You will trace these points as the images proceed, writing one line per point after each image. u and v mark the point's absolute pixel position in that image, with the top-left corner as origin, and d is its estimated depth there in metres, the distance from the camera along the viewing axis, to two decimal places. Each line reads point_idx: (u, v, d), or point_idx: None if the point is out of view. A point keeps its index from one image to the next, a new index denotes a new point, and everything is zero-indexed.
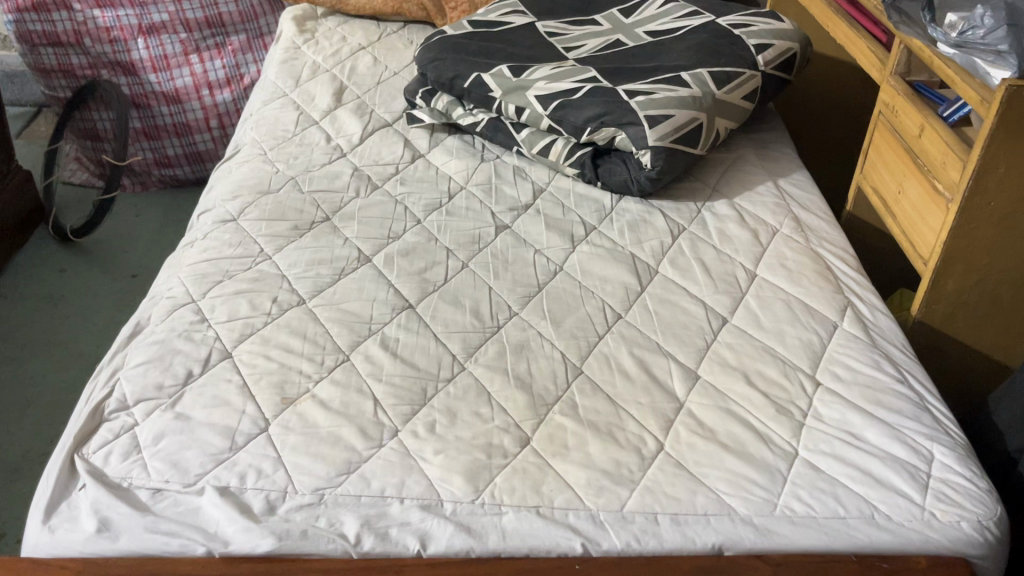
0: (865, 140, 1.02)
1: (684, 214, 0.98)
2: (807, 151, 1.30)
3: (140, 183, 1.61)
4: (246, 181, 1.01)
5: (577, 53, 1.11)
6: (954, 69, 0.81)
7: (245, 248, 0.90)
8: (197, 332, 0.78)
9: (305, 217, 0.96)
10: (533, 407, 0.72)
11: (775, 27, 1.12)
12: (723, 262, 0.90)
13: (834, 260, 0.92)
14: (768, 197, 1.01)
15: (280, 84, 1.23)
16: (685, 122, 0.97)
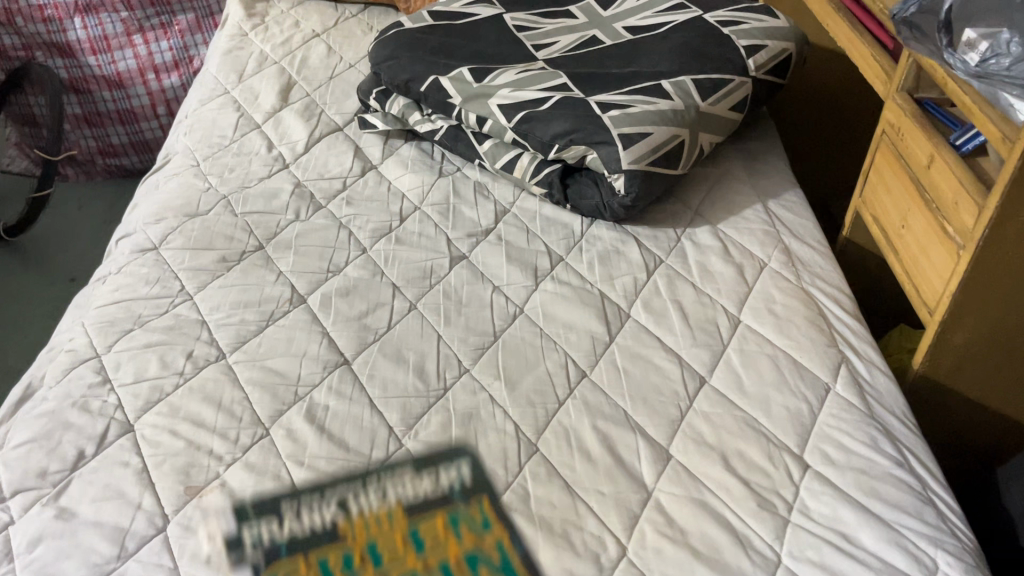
0: (865, 158, 0.91)
1: (663, 244, 0.88)
2: (799, 151, 1.19)
3: (84, 174, 1.48)
4: (172, 201, 0.90)
5: (547, 52, 1.00)
6: (959, 82, 0.70)
7: (163, 286, 0.80)
8: (95, 400, 0.68)
9: (235, 246, 0.85)
10: (476, 496, 0.63)
11: (769, 25, 1.00)
12: (703, 305, 0.80)
13: (827, 303, 0.81)
14: (756, 223, 0.90)
15: (221, 79, 1.11)
16: (665, 141, 0.86)
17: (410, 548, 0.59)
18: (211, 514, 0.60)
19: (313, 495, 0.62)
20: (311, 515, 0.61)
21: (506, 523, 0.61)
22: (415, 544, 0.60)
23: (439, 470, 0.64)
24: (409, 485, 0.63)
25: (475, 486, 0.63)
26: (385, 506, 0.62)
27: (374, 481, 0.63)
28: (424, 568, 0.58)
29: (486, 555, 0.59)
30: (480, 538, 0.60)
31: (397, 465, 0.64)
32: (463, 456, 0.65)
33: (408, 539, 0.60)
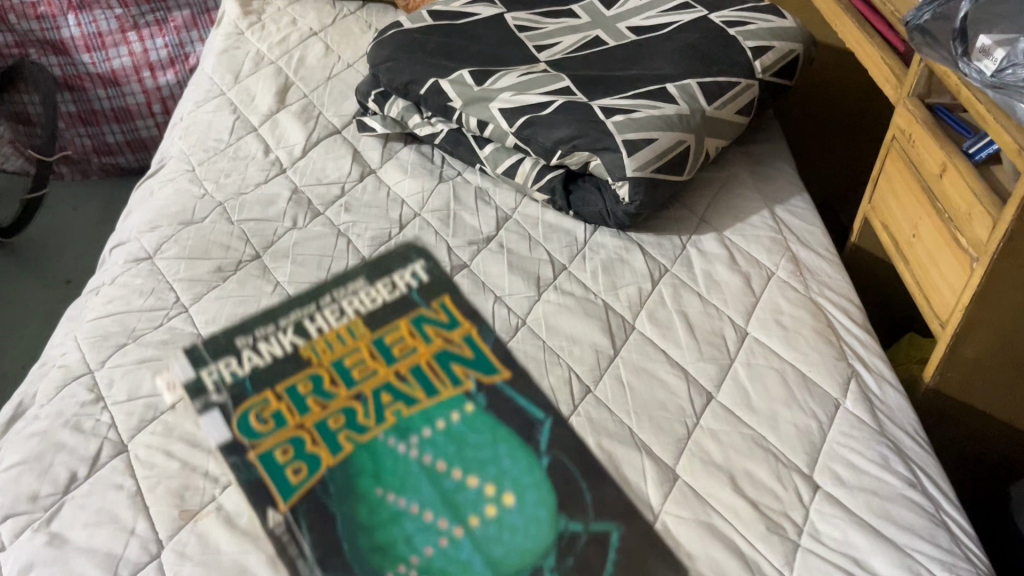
0: (875, 164, 0.89)
1: (668, 252, 0.86)
2: (803, 152, 1.17)
3: (80, 172, 1.47)
4: (166, 208, 0.88)
5: (549, 54, 0.98)
6: (971, 89, 0.67)
7: (157, 297, 0.78)
8: (88, 419, 0.67)
9: (231, 255, 0.83)
10: (432, 298, 0.79)
11: (776, 25, 0.98)
12: (709, 316, 0.79)
13: (836, 314, 0.80)
14: (763, 230, 0.88)
15: (217, 79, 1.09)
16: (670, 146, 0.85)
17: (380, 344, 0.74)
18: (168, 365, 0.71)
19: (274, 322, 0.75)
20: (275, 338, 0.73)
21: (445, 290, 0.80)
22: (379, 347, 0.73)
23: (391, 275, 0.81)
24: (365, 296, 0.78)
25: (432, 287, 0.80)
26: (351, 317, 0.76)
27: (331, 296, 0.78)
28: (395, 377, 0.70)
29: (446, 352, 0.73)
30: (442, 334, 0.75)
31: (354, 278, 0.80)
32: (411, 261, 0.83)
33: (375, 346, 0.73)
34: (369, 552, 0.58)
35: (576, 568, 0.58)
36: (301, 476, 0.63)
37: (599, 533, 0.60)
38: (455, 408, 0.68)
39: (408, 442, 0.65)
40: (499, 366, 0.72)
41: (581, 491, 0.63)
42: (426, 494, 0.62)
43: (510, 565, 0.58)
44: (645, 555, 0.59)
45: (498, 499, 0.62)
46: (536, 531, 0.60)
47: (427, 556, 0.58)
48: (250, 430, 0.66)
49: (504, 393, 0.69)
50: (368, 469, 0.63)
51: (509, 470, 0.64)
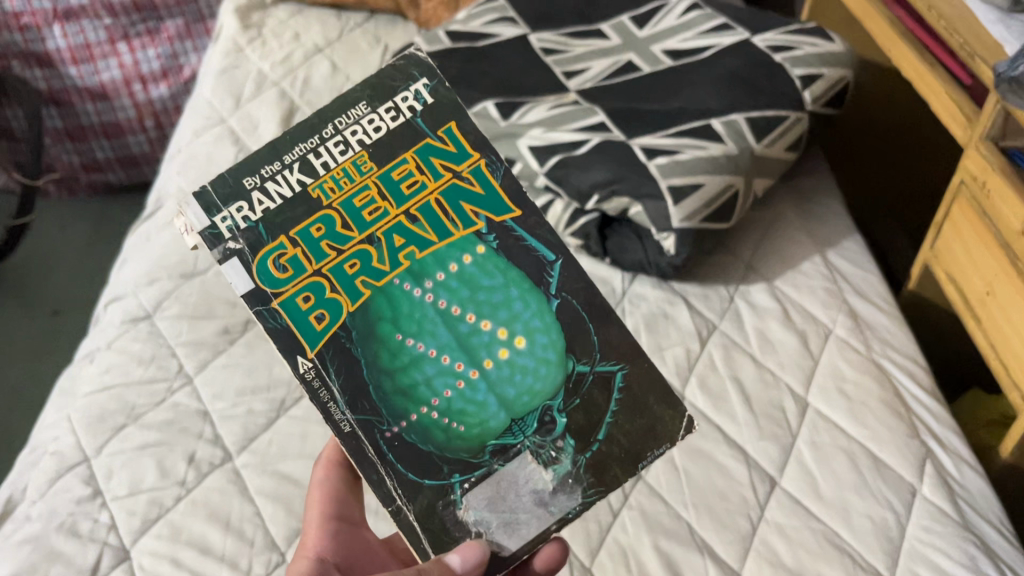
0: (939, 206, 0.81)
1: (714, 305, 0.79)
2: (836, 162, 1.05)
3: (67, 190, 1.39)
4: (165, 258, 0.81)
5: (579, 82, 0.91)
6: None
7: (159, 366, 0.71)
8: (84, 521, 0.60)
9: (238, 313, 0.76)
10: None
11: (824, 49, 0.90)
12: (766, 384, 0.72)
13: (902, 379, 0.73)
14: (816, 279, 0.81)
15: (216, 104, 1.01)
16: (717, 193, 0.78)
17: (388, 179, 0.48)
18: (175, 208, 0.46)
19: (277, 157, 0.47)
20: (281, 177, 0.47)
21: (454, 108, 0.49)
22: (389, 184, 0.48)
23: (391, 95, 0.48)
24: (367, 123, 0.48)
25: (434, 106, 0.49)
26: (357, 148, 0.48)
27: (333, 123, 0.48)
28: (406, 219, 0.48)
29: (461, 183, 0.48)
30: (453, 167, 0.48)
31: (351, 101, 0.48)
32: (413, 69, 0.49)
33: (384, 182, 0.48)
34: (393, 394, 0.46)
35: (586, 424, 0.48)
36: (326, 324, 0.46)
37: (606, 372, 0.48)
38: (468, 246, 0.48)
39: (426, 283, 0.48)
40: (511, 200, 0.48)
41: (586, 329, 0.49)
42: (443, 338, 0.47)
43: (521, 402, 0.47)
44: (642, 395, 0.49)
45: (510, 343, 0.48)
46: (545, 374, 0.48)
47: (445, 399, 0.47)
48: (272, 276, 0.46)
49: (510, 228, 0.48)
50: (385, 310, 0.47)
51: (523, 311, 0.48)
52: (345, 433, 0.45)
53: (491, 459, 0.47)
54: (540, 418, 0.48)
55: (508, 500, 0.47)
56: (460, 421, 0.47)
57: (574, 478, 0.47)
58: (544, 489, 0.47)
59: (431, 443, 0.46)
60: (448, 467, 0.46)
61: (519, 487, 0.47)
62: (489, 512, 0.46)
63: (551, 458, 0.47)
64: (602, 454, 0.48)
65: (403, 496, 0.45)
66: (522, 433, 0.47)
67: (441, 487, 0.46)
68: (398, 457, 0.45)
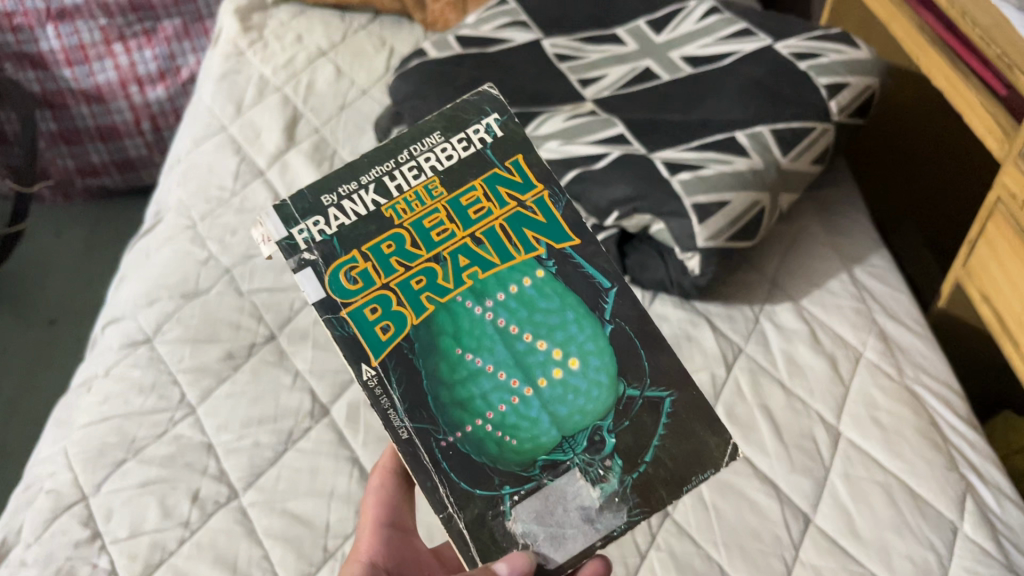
0: (972, 223, 0.78)
1: (739, 326, 0.76)
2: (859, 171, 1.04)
3: (62, 194, 1.35)
4: (166, 277, 0.77)
5: (595, 90, 0.87)
6: None
7: (160, 395, 0.68)
8: (84, 566, 0.57)
9: (243, 337, 0.73)
10: None
11: (852, 57, 0.86)
12: (796, 414, 0.69)
13: (938, 406, 0.70)
14: (844, 298, 0.78)
15: (217, 110, 0.98)
16: (743, 210, 0.74)
17: (457, 204, 0.49)
18: (257, 220, 0.48)
19: (355, 177, 0.49)
20: (357, 196, 0.49)
21: (522, 143, 0.51)
22: (457, 208, 0.49)
23: (463, 127, 0.51)
24: (441, 150, 0.50)
25: (503, 140, 0.51)
26: (430, 174, 0.50)
27: (408, 149, 0.50)
28: (471, 241, 0.49)
29: (524, 212, 0.49)
30: (519, 196, 0.49)
31: (426, 130, 0.50)
32: (485, 105, 0.51)
33: (452, 206, 0.49)
34: (451, 406, 0.46)
35: (633, 445, 0.47)
36: (391, 335, 0.46)
37: (655, 397, 0.48)
38: (528, 269, 0.49)
39: (487, 302, 0.48)
40: (572, 229, 0.49)
41: (637, 353, 0.48)
42: (500, 354, 0.47)
43: (572, 421, 0.47)
44: (689, 421, 0.48)
45: (565, 363, 0.48)
46: (597, 395, 0.47)
47: (500, 413, 0.46)
48: (342, 287, 0.47)
49: (569, 255, 0.49)
50: (446, 326, 0.47)
51: (577, 333, 0.48)
52: (402, 440, 0.45)
53: (541, 474, 0.46)
54: (590, 437, 0.47)
55: (556, 515, 0.46)
56: (514, 436, 0.46)
57: (620, 497, 0.46)
58: (591, 506, 0.46)
59: (484, 454, 0.46)
60: (500, 479, 0.45)
61: (567, 503, 0.46)
62: (536, 524, 0.45)
63: (599, 476, 0.46)
64: (649, 475, 0.47)
65: (454, 504, 0.45)
66: (572, 451, 0.47)
67: (492, 497, 0.45)
68: (452, 466, 0.45)
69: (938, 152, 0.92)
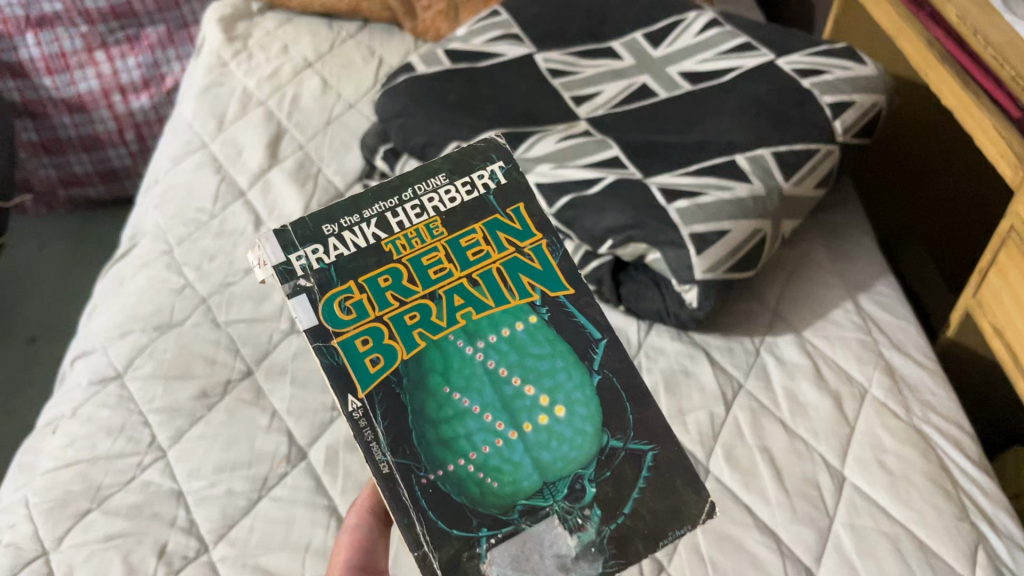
0: (982, 256, 0.74)
1: (739, 360, 0.72)
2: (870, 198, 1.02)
3: (45, 205, 1.32)
4: (140, 307, 0.74)
5: (590, 108, 0.84)
6: None
7: (129, 437, 0.64)
8: None
9: (218, 373, 0.69)
10: None
11: (857, 74, 0.82)
12: (799, 457, 0.65)
13: (948, 448, 0.67)
14: (849, 330, 0.75)
15: (198, 126, 0.94)
16: (744, 239, 0.71)
17: (456, 245, 0.46)
18: (255, 243, 0.45)
19: (357, 211, 0.47)
20: (358, 229, 0.46)
21: (527, 192, 0.48)
22: (455, 249, 0.46)
23: (468, 171, 0.48)
24: (445, 192, 0.48)
25: (507, 188, 0.48)
26: (432, 214, 0.47)
27: (412, 188, 0.48)
28: (468, 282, 0.45)
29: (522, 258, 0.46)
30: (517, 242, 0.47)
31: (432, 171, 0.48)
32: (492, 152, 0.49)
33: (451, 246, 0.46)
34: (434, 442, 0.42)
35: (615, 495, 0.42)
36: (381, 368, 0.43)
37: (637, 449, 0.43)
38: (521, 313, 0.45)
39: (478, 341, 0.44)
40: (567, 279, 0.46)
41: (623, 406, 0.44)
42: (488, 397, 0.43)
43: (555, 467, 0.42)
44: (672, 476, 0.43)
45: (552, 409, 0.43)
46: (582, 444, 0.43)
47: (483, 455, 0.42)
48: (335, 316, 0.44)
49: (563, 303, 0.46)
50: (436, 364, 0.43)
51: (566, 380, 0.44)
52: (382, 473, 0.41)
53: (519, 520, 0.41)
54: (571, 485, 0.42)
55: (531, 561, 0.40)
56: (496, 478, 0.41)
57: (597, 547, 0.41)
58: (568, 555, 0.41)
59: (463, 495, 0.41)
60: (477, 520, 0.40)
61: (544, 549, 0.41)
62: (509, 570, 0.40)
63: (578, 525, 0.41)
64: (627, 528, 0.42)
65: (429, 542, 0.40)
66: (553, 498, 0.42)
67: (467, 539, 0.40)
68: (430, 504, 0.40)
69: (944, 170, 0.90)
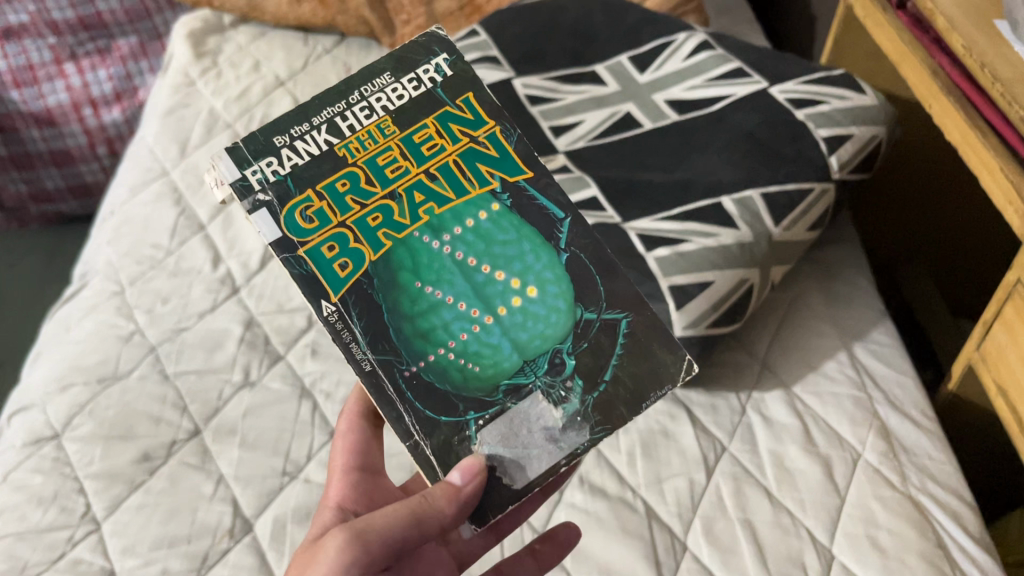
0: (982, 315, 0.68)
1: (724, 420, 0.68)
2: (868, 222, 1.03)
3: (15, 220, 1.25)
4: (84, 358, 0.69)
5: (569, 140, 0.79)
6: None
7: (63, 507, 0.60)
8: None
9: (162, 433, 0.64)
10: None
11: (854, 104, 0.75)
12: (784, 533, 0.61)
13: (947, 522, 0.61)
14: (842, 386, 0.69)
15: (160, 153, 0.90)
16: (727, 292, 0.66)
17: (410, 142, 0.48)
18: (210, 166, 0.48)
19: (307, 119, 0.48)
20: (310, 137, 0.48)
21: (473, 82, 0.50)
22: (410, 146, 0.48)
23: (413, 67, 0.50)
24: (391, 90, 0.49)
25: (454, 80, 0.50)
26: (382, 113, 0.49)
27: (359, 90, 0.49)
28: (426, 177, 0.48)
29: (477, 146, 0.48)
30: (471, 132, 0.49)
31: (376, 72, 0.49)
32: (434, 45, 0.50)
33: (405, 144, 0.48)
34: (412, 337, 0.46)
35: (594, 365, 0.46)
36: (349, 271, 0.46)
37: (612, 320, 0.47)
38: (484, 203, 0.48)
39: (444, 235, 0.47)
40: (524, 161, 0.49)
41: (593, 281, 0.47)
42: (460, 286, 0.47)
43: (533, 346, 0.46)
44: (647, 341, 0.46)
45: (523, 291, 0.47)
46: (556, 321, 0.47)
47: (462, 342, 0.46)
48: (297, 227, 0.46)
49: (524, 188, 0.48)
50: (405, 261, 0.47)
51: (534, 262, 0.47)
52: (365, 371, 0.45)
53: (504, 399, 0.45)
54: (551, 360, 0.46)
55: (520, 436, 0.45)
56: (476, 362, 0.46)
57: (582, 416, 0.45)
58: (554, 426, 0.45)
59: (447, 382, 0.45)
60: (463, 404, 0.45)
61: (530, 424, 0.45)
62: (501, 446, 0.45)
63: (561, 398, 0.46)
64: (609, 394, 0.46)
65: (420, 431, 0.44)
66: (534, 374, 0.46)
67: (456, 423, 0.45)
68: (415, 395, 0.45)
69: (950, 186, 0.90)
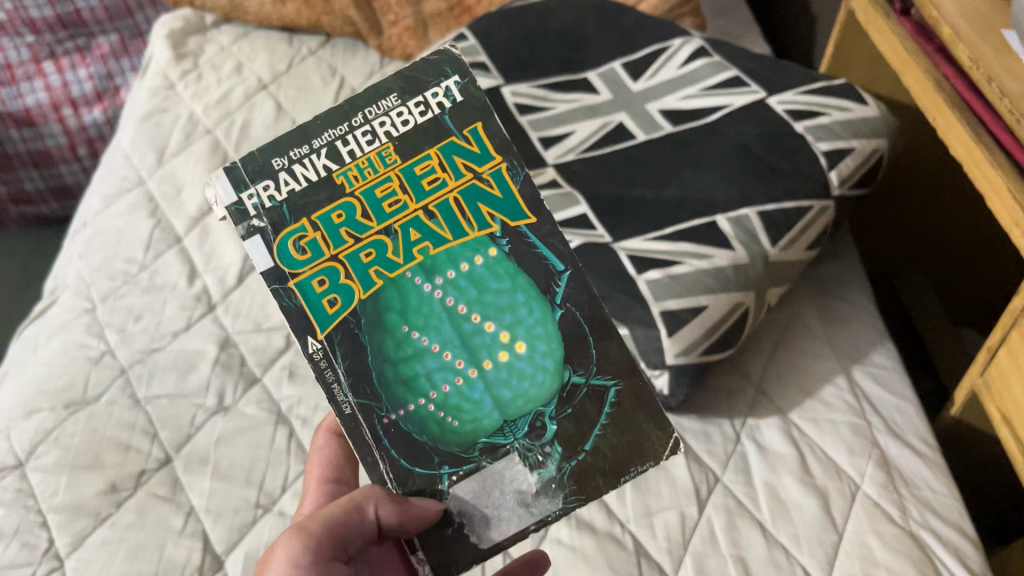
0: (987, 338, 0.65)
1: (718, 450, 0.65)
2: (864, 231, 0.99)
3: None
4: (50, 382, 0.67)
5: (559, 153, 0.76)
6: None
7: (25, 543, 0.58)
8: None
9: (130, 463, 0.62)
10: None
11: (855, 117, 0.72)
12: (778, 570, 0.58)
13: (949, 560, 0.59)
14: (840, 413, 0.67)
15: (137, 160, 0.87)
16: (720, 317, 0.63)
17: (411, 174, 0.43)
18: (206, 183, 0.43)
19: (307, 140, 0.43)
20: (309, 160, 0.43)
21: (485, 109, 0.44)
22: (410, 178, 0.43)
23: (422, 89, 0.43)
24: (396, 115, 0.43)
25: (465, 107, 0.43)
26: (384, 140, 0.43)
27: (363, 112, 0.43)
28: (424, 214, 0.43)
29: (480, 184, 0.43)
30: (475, 167, 0.43)
31: (382, 92, 0.43)
32: (445, 65, 0.43)
33: (405, 176, 0.43)
34: (395, 382, 0.42)
35: (576, 432, 0.43)
36: (339, 309, 0.42)
37: (601, 386, 0.43)
38: (481, 246, 0.43)
39: (437, 278, 0.43)
40: (529, 206, 0.43)
41: (586, 340, 0.43)
42: (448, 334, 0.43)
43: (515, 405, 0.43)
44: (634, 411, 0.43)
45: (512, 346, 0.43)
46: (542, 381, 0.43)
47: (444, 394, 0.42)
48: (290, 257, 0.42)
49: (525, 234, 0.43)
50: (394, 302, 0.42)
51: (527, 316, 0.43)
52: (344, 415, 0.42)
53: (480, 457, 0.43)
54: (532, 423, 0.43)
55: (492, 496, 0.43)
56: (456, 417, 0.42)
57: (557, 483, 0.43)
58: (528, 490, 0.43)
59: (425, 433, 0.42)
60: (439, 457, 0.42)
61: (503, 485, 0.43)
62: (472, 504, 0.43)
63: (538, 462, 0.43)
64: (587, 464, 0.43)
65: (393, 479, 0.42)
66: (512, 435, 0.43)
67: (430, 476, 0.42)
68: (392, 442, 0.42)
69: (951, 200, 0.87)
